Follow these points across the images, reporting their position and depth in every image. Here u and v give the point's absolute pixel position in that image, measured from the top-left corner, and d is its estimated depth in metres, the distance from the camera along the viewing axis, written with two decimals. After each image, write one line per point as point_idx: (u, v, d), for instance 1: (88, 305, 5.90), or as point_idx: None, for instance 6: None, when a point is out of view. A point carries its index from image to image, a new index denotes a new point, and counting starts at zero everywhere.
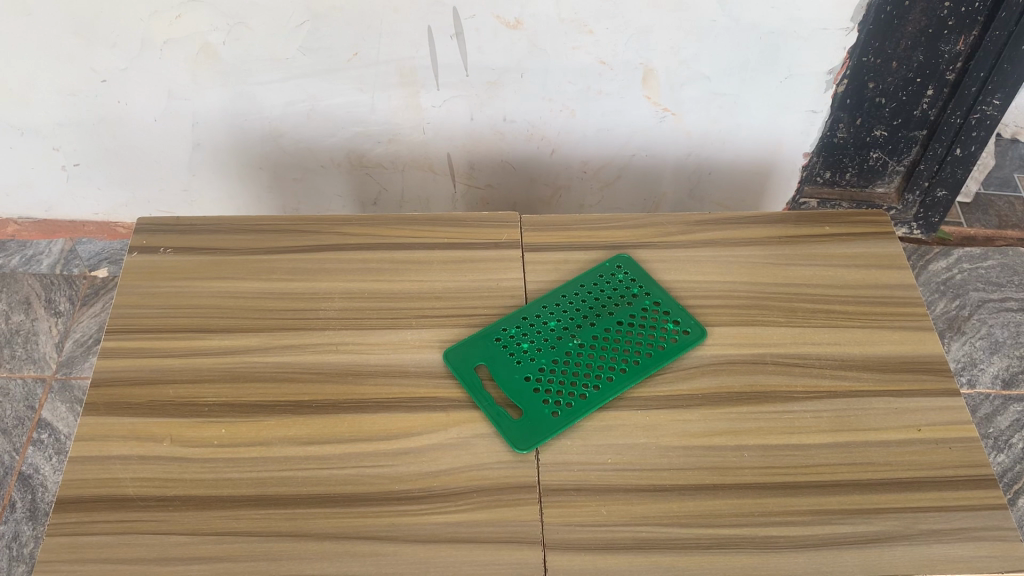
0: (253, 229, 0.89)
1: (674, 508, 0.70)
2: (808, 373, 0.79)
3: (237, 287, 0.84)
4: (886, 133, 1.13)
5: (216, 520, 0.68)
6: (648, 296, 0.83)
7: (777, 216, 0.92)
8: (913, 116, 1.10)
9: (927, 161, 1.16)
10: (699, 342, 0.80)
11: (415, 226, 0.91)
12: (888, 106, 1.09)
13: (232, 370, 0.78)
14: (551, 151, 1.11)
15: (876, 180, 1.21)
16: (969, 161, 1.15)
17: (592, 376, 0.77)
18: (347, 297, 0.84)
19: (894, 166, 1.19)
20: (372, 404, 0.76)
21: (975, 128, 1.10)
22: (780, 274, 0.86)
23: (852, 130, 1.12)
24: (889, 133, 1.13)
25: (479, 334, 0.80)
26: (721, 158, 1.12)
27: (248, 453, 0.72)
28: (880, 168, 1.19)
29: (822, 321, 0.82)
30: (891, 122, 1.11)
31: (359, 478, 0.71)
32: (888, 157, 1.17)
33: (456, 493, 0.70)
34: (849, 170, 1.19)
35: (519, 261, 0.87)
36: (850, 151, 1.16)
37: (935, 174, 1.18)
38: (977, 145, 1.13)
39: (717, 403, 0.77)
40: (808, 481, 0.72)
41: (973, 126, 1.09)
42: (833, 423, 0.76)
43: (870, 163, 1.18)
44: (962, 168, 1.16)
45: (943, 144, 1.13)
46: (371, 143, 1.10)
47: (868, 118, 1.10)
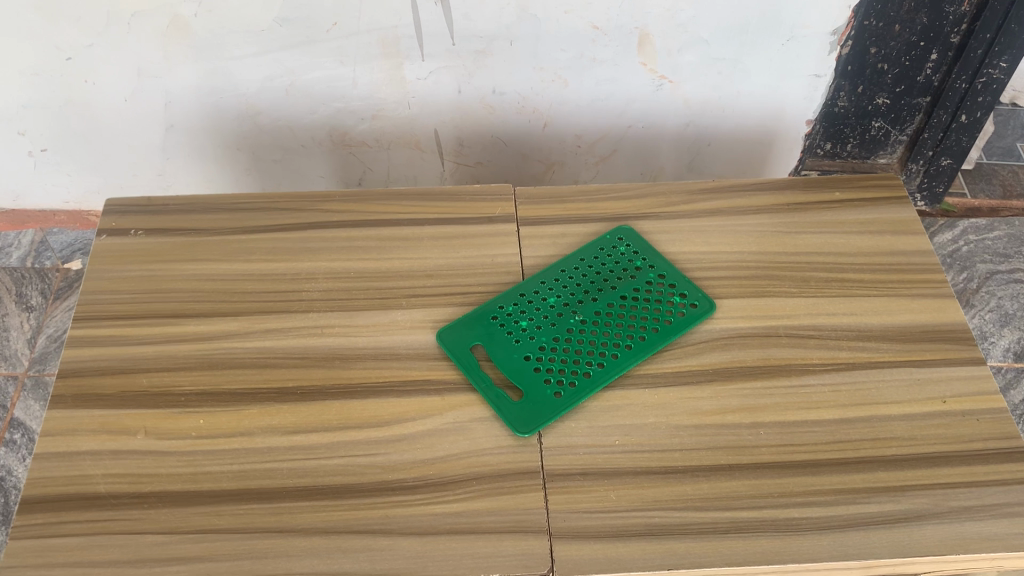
0: (228, 207, 0.84)
1: (688, 491, 0.66)
2: (824, 345, 0.74)
3: (214, 269, 0.79)
4: (889, 101, 1.07)
5: (195, 518, 0.63)
6: (652, 268, 0.79)
7: (784, 182, 0.87)
8: (916, 82, 1.05)
9: (931, 129, 1.11)
10: (708, 316, 0.76)
11: (403, 202, 0.86)
12: (890, 72, 1.03)
13: (210, 357, 0.72)
14: (543, 124, 1.06)
15: (878, 151, 1.16)
16: (975, 127, 1.10)
17: (596, 354, 0.73)
18: (332, 277, 0.78)
19: (896, 136, 1.14)
20: (362, 390, 0.70)
21: (981, 92, 1.05)
22: (790, 242, 0.82)
23: (853, 99, 1.06)
24: (891, 101, 1.07)
25: (474, 312, 0.75)
26: (720, 127, 1.07)
27: (229, 445, 0.67)
28: (881, 138, 1.14)
29: (836, 291, 0.78)
30: (894, 89, 1.06)
31: (349, 468, 0.66)
32: (891, 126, 1.12)
33: (454, 482, 0.65)
34: (850, 141, 1.13)
35: (514, 236, 0.82)
36: (851, 121, 1.09)
37: (940, 143, 1.13)
38: (984, 111, 1.08)
39: (730, 379, 0.72)
40: (830, 459, 0.68)
41: (979, 90, 1.05)
42: (853, 397, 0.71)
43: (873, 134, 1.12)
44: (968, 135, 1.11)
45: (948, 111, 1.08)
46: (354, 119, 1.04)
47: (870, 86, 1.04)
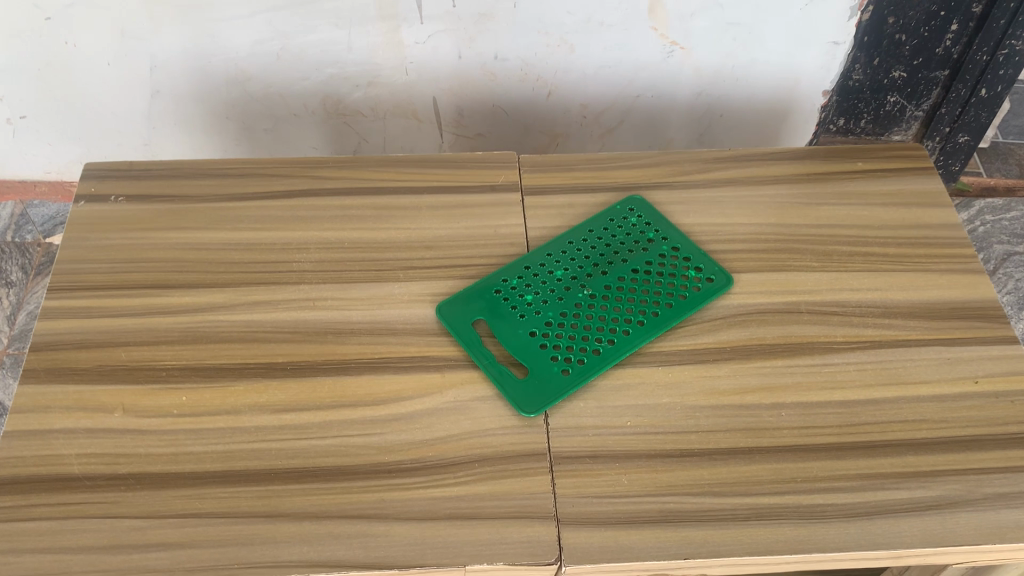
0: (215, 173, 0.79)
1: (705, 475, 0.61)
2: (848, 322, 0.70)
3: (198, 238, 0.74)
4: (905, 74, 0.99)
5: (175, 501, 0.59)
6: (665, 240, 0.74)
7: (804, 152, 0.83)
8: (935, 54, 0.97)
9: (951, 104, 1.03)
10: (725, 291, 0.71)
11: (400, 169, 0.81)
12: (908, 44, 0.95)
13: (194, 330, 0.68)
14: (547, 93, 1.01)
15: (892, 127, 1.06)
16: (994, 102, 1.03)
17: (606, 331, 0.68)
18: (324, 247, 0.74)
19: (913, 112, 1.05)
20: (356, 366, 0.66)
21: (1002, 64, 0.98)
22: (810, 214, 0.77)
23: (868, 72, 0.99)
24: (908, 75, 0.99)
25: (476, 286, 0.71)
26: (732, 97, 1.03)
27: (213, 424, 0.63)
28: (897, 113, 1.04)
29: (859, 266, 0.74)
30: (912, 62, 0.97)
31: (342, 449, 0.61)
32: (907, 101, 1.02)
33: (455, 464, 0.61)
34: (864, 117, 1.04)
35: (518, 206, 0.78)
36: (865, 96, 1.01)
37: (958, 118, 1.05)
38: (1004, 85, 1.01)
39: (749, 357, 0.68)
40: (856, 443, 0.63)
41: (1000, 63, 0.98)
42: (879, 377, 0.67)
43: (887, 109, 1.03)
44: (987, 110, 1.04)
45: (967, 85, 1.00)
46: (348, 86, 0.99)
47: (887, 58, 0.97)
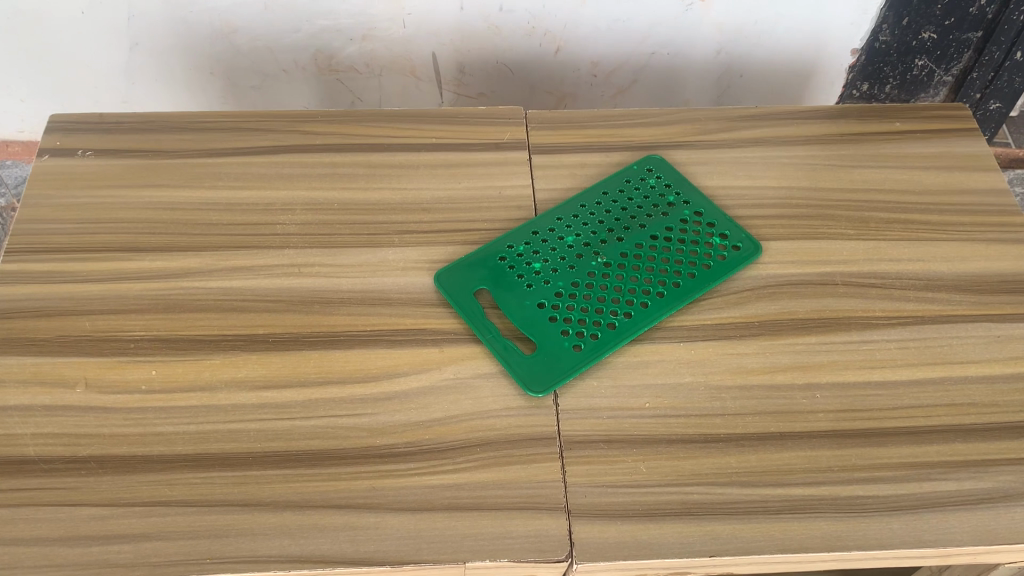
0: (194, 128, 0.72)
1: (732, 463, 0.55)
2: (887, 296, 0.64)
3: (172, 196, 0.67)
4: (936, 35, 0.91)
5: (141, 488, 0.52)
6: (686, 205, 0.68)
7: (836, 111, 0.76)
8: (969, 13, 0.88)
9: (983, 68, 0.94)
10: (753, 260, 0.65)
11: (396, 125, 0.74)
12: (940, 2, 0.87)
13: (166, 297, 0.61)
14: (555, 50, 0.94)
15: (920, 93, 0.98)
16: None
17: (622, 303, 0.61)
18: (311, 209, 0.67)
19: (941, 77, 0.96)
20: (345, 339, 0.59)
21: None
22: (844, 178, 0.71)
23: (897, 33, 0.91)
24: (938, 36, 0.91)
25: (479, 253, 0.64)
26: (753, 56, 0.96)
27: (185, 401, 0.56)
28: (924, 79, 0.97)
29: (898, 234, 0.67)
30: (943, 22, 0.89)
31: (329, 432, 0.55)
32: (936, 66, 0.95)
33: (454, 449, 0.55)
34: (890, 81, 0.98)
35: (525, 166, 0.71)
36: (892, 58, 0.94)
37: (990, 84, 0.97)
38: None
39: (779, 333, 0.61)
40: (899, 428, 0.57)
41: None
42: (922, 356, 0.61)
43: (914, 73, 0.96)
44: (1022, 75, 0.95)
45: (1002, 48, 0.92)
46: (340, 40, 0.92)
47: (916, 17, 0.89)
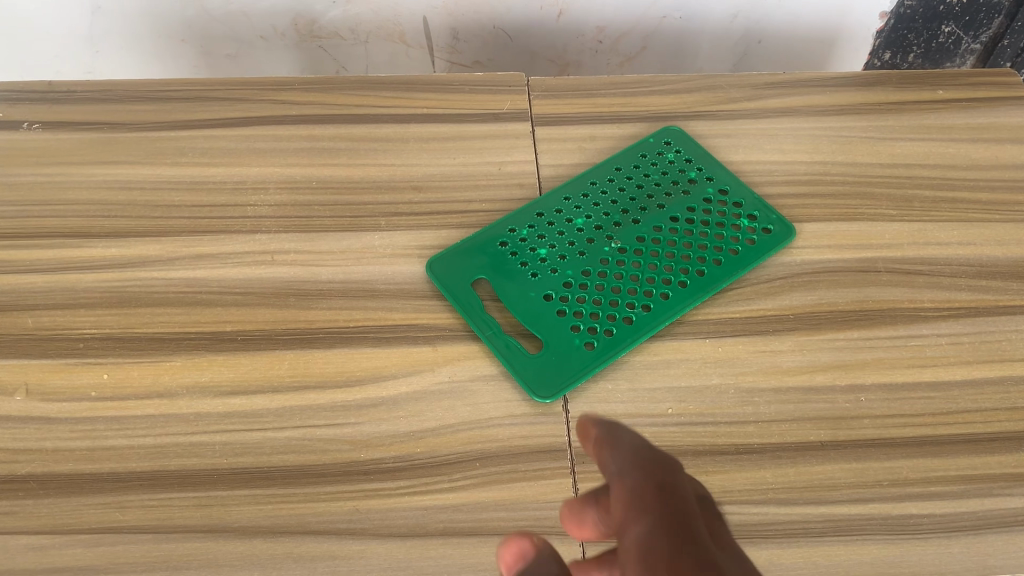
0: (157, 98, 0.65)
1: (768, 478, 0.48)
2: (935, 284, 0.56)
3: (131, 174, 0.60)
4: None
5: (88, 512, 0.44)
6: (709, 182, 0.61)
7: (870, 78, 0.70)
8: None
9: (1016, 35, 0.84)
10: (785, 244, 0.58)
11: (382, 94, 0.67)
12: None
13: (121, 289, 0.53)
14: (557, 13, 0.86)
15: (944, 61, 0.89)
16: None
17: (639, 294, 0.54)
18: (288, 187, 0.60)
19: (969, 44, 0.87)
20: (324, 336, 0.52)
21: None
22: (881, 152, 0.64)
23: None
24: None
25: (477, 238, 0.57)
26: (772, 21, 0.88)
27: (141, 411, 0.49)
28: (950, 48, 0.88)
29: (945, 213, 0.60)
30: None
31: (304, 445, 0.47)
32: (963, 32, 0.85)
33: (450, 464, 0.47)
34: (913, 49, 0.89)
35: (527, 140, 0.63)
36: (916, 25, 0.86)
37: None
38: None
39: (817, 327, 0.54)
40: (956, 435, 0.50)
41: None
42: (978, 353, 0.53)
43: (939, 41, 0.87)
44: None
45: None
46: (323, 3, 0.84)
47: None
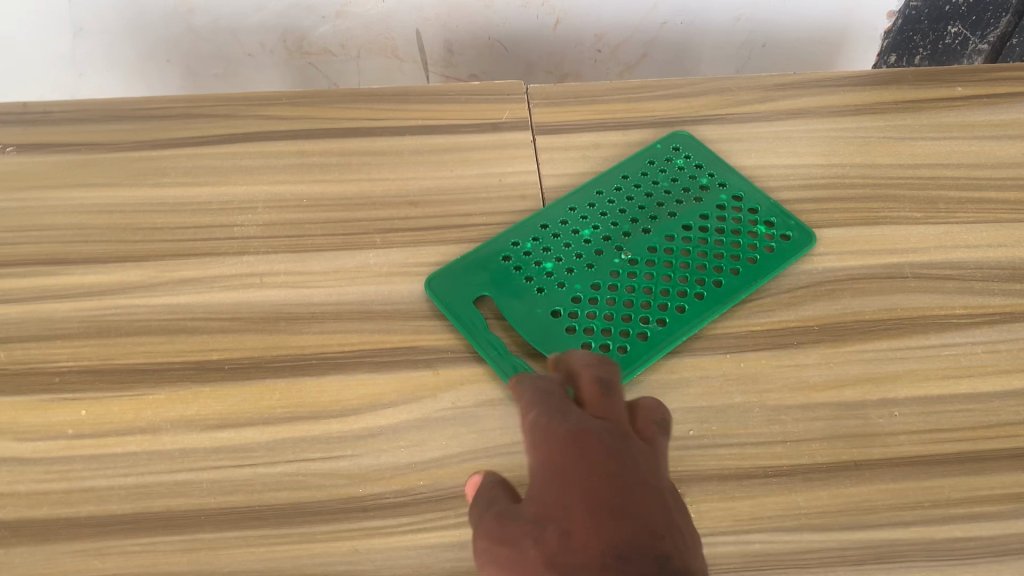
0: (139, 117, 0.62)
1: (799, 503, 0.44)
2: (967, 289, 0.53)
3: (111, 197, 0.57)
4: None
5: (62, 561, 0.41)
6: (722, 189, 0.58)
7: (885, 76, 0.67)
8: None
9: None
10: (806, 251, 0.55)
11: (375, 106, 0.64)
12: None
13: (99, 317, 0.50)
14: (554, 22, 0.83)
15: (952, 62, 0.88)
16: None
17: (654, 308, 0.51)
18: (277, 206, 0.56)
19: (976, 44, 0.86)
20: (318, 363, 0.49)
21: None
22: (900, 153, 0.61)
23: None
24: None
25: (478, 253, 0.54)
26: (776, 24, 0.85)
27: (121, 448, 0.45)
28: (957, 48, 0.86)
29: (972, 215, 0.57)
30: None
31: (297, 481, 0.44)
32: (970, 32, 0.84)
33: (456, 497, 0.43)
34: (920, 51, 0.88)
35: (528, 149, 0.60)
36: (922, 26, 0.85)
37: None
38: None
39: (844, 338, 0.51)
40: (1001, 451, 0.46)
41: None
42: (1017, 361, 0.50)
43: (946, 42, 0.86)
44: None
45: None
46: (312, 18, 0.81)
47: None
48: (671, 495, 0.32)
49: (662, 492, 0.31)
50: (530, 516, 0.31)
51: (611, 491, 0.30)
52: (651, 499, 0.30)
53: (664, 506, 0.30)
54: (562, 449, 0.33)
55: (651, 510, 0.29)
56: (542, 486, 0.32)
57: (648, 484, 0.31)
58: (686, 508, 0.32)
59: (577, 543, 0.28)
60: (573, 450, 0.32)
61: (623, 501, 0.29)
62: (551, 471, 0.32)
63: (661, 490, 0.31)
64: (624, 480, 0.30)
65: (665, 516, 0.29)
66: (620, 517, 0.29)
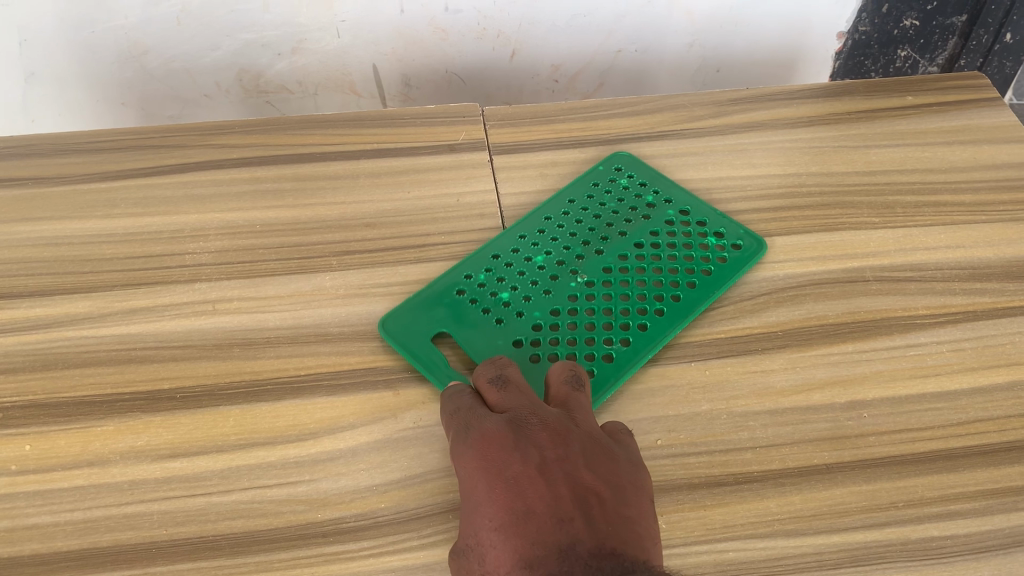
0: (91, 151, 0.61)
1: (772, 509, 0.43)
2: (929, 289, 0.53)
3: (60, 230, 0.55)
4: (918, 22, 0.84)
5: None
6: (670, 205, 0.58)
7: (836, 89, 0.68)
8: None
9: (970, 54, 0.87)
10: (759, 259, 0.55)
11: (329, 132, 0.63)
12: None
13: (46, 350, 0.48)
14: (511, 53, 0.84)
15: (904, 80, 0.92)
16: (1021, 49, 0.86)
17: (615, 329, 0.50)
18: (230, 233, 0.56)
19: (926, 67, 0.90)
20: (273, 388, 0.47)
21: None
22: (855, 162, 0.61)
23: (877, 22, 0.84)
24: (921, 22, 0.84)
25: (431, 290, 0.52)
26: (730, 50, 0.87)
27: (67, 482, 0.43)
28: (908, 70, 0.90)
29: (930, 218, 0.57)
30: (925, 6, 0.83)
31: (252, 508, 0.42)
32: (919, 55, 0.88)
33: (419, 518, 0.42)
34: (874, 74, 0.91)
35: (485, 169, 0.60)
36: (873, 50, 0.87)
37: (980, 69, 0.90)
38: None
39: (808, 342, 0.50)
40: (972, 447, 0.45)
41: None
42: (983, 358, 0.49)
43: (897, 65, 0.89)
44: (1013, 59, 0.87)
45: (990, 32, 0.84)
46: (268, 56, 0.81)
47: (897, 5, 0.82)
48: (585, 467, 0.36)
49: (571, 475, 0.35)
50: (460, 545, 0.36)
51: (515, 498, 0.34)
52: (557, 488, 0.34)
53: (572, 488, 0.35)
54: (474, 466, 0.38)
55: (556, 501, 0.34)
56: (465, 512, 0.37)
57: (555, 473, 0.35)
58: (598, 471, 0.36)
59: (495, 563, 0.33)
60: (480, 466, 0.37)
61: (529, 503, 0.34)
62: (468, 496, 0.37)
63: (572, 471, 0.36)
64: (528, 480, 0.35)
65: (571, 498, 0.34)
66: (524, 519, 0.33)
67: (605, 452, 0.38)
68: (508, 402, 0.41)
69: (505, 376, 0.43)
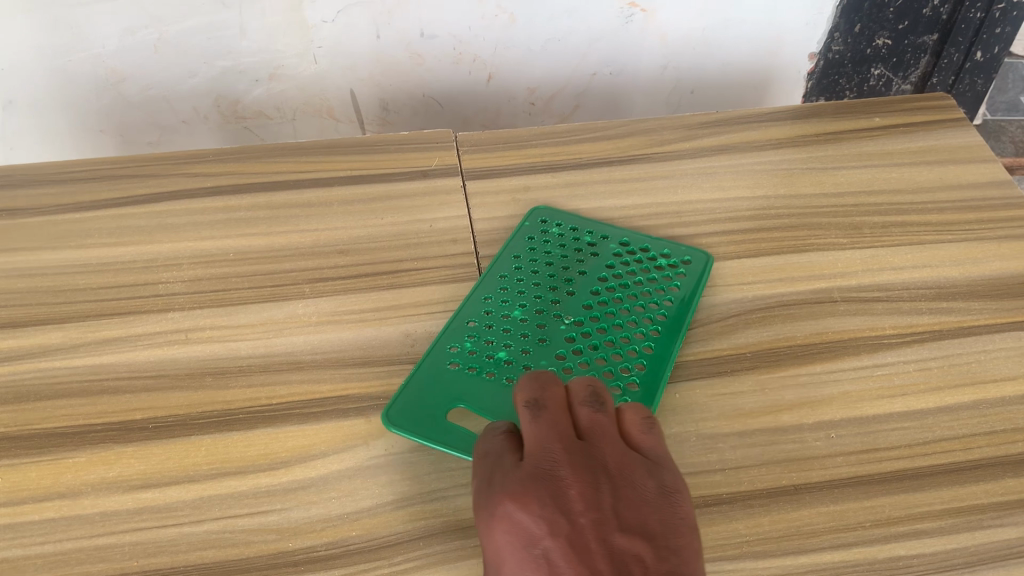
0: (67, 182, 0.61)
1: (741, 530, 0.43)
2: (895, 309, 0.54)
3: (34, 260, 0.56)
4: (891, 40, 0.85)
5: None
6: (611, 237, 0.58)
7: (806, 111, 0.69)
8: (922, 16, 0.83)
9: (941, 73, 0.89)
10: (710, 270, 0.56)
11: (305, 159, 0.64)
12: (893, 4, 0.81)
13: (18, 381, 0.49)
14: (487, 77, 0.85)
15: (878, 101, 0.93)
16: (992, 66, 0.88)
17: (626, 356, 0.50)
18: (203, 262, 0.56)
19: (899, 86, 0.91)
20: (246, 417, 0.47)
21: (999, 23, 0.83)
22: (823, 184, 0.62)
23: (849, 41, 0.85)
24: (893, 41, 0.85)
25: (412, 373, 0.49)
26: (702, 73, 0.88)
27: (38, 515, 0.43)
28: (881, 90, 0.91)
29: (896, 238, 0.58)
30: (897, 26, 0.84)
31: (223, 538, 0.42)
32: (892, 74, 0.89)
33: (391, 546, 0.42)
34: (848, 94, 0.92)
35: (459, 195, 0.61)
36: (846, 69, 0.88)
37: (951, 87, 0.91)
38: (1002, 46, 0.86)
39: (777, 363, 0.51)
40: (936, 466, 0.46)
41: (997, 20, 0.83)
42: (950, 377, 0.50)
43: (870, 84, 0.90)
44: (984, 76, 0.89)
45: (960, 49, 0.86)
46: (246, 82, 0.81)
47: (869, 24, 0.83)
48: (620, 533, 0.36)
49: (608, 550, 0.35)
50: None
51: None
52: (593, 565, 0.34)
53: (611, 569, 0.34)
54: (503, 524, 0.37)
55: None
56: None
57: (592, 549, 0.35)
58: (633, 533, 0.36)
59: None
60: (509, 531, 0.36)
61: None
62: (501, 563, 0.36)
63: (608, 543, 0.35)
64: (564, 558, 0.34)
65: None
66: None
67: (636, 501, 0.37)
68: (535, 435, 0.40)
69: (536, 404, 0.42)
